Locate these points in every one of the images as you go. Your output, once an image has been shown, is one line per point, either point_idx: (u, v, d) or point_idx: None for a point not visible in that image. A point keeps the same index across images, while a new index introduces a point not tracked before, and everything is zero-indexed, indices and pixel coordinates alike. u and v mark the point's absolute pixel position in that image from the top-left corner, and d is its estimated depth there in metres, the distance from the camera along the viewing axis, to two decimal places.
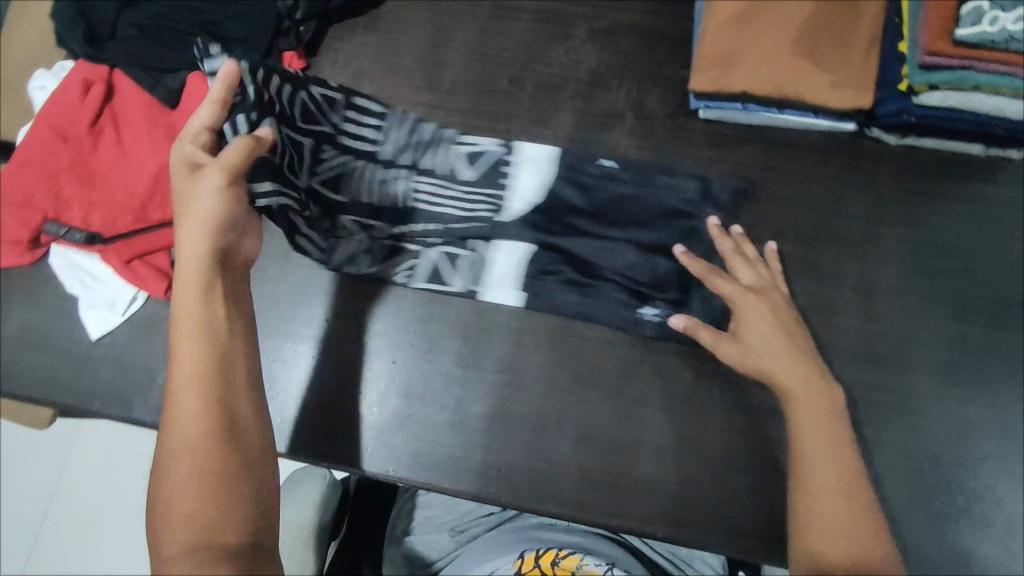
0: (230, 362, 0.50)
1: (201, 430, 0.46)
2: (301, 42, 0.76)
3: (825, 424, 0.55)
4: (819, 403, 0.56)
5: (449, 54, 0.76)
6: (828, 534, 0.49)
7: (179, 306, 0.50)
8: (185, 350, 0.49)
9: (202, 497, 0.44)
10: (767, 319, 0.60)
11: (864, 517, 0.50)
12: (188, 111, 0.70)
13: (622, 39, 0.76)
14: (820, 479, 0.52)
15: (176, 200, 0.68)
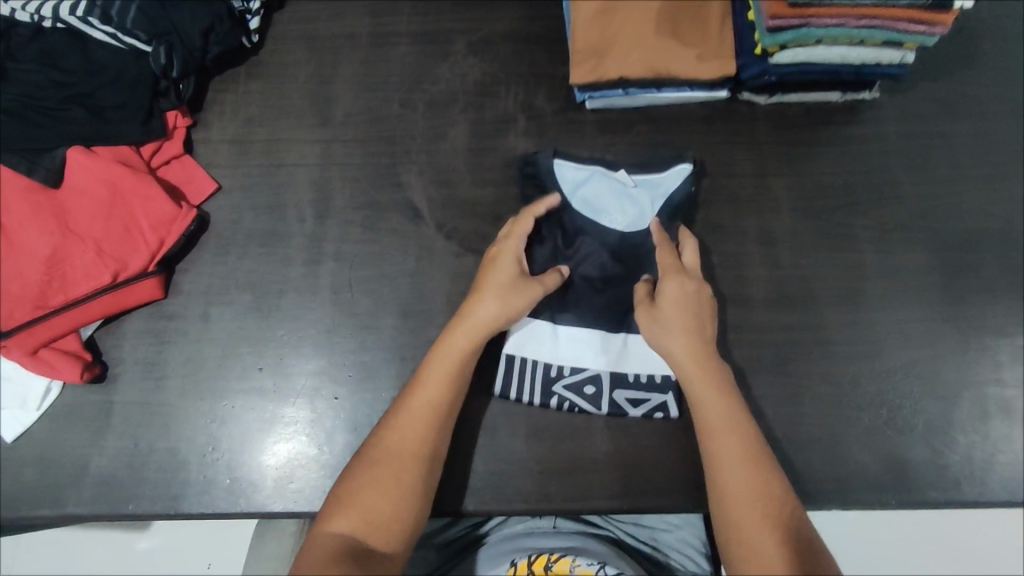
0: (452, 407, 0.60)
1: (415, 443, 0.57)
2: (181, 99, 0.74)
3: (720, 420, 0.58)
4: (721, 401, 0.59)
5: (336, 88, 0.77)
6: (732, 496, 0.55)
7: (446, 352, 0.61)
8: (437, 370, 0.60)
9: (384, 487, 0.55)
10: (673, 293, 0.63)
11: (772, 488, 0.55)
12: (76, 188, 0.68)
13: (501, 48, 0.79)
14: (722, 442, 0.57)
15: (78, 279, 0.66)
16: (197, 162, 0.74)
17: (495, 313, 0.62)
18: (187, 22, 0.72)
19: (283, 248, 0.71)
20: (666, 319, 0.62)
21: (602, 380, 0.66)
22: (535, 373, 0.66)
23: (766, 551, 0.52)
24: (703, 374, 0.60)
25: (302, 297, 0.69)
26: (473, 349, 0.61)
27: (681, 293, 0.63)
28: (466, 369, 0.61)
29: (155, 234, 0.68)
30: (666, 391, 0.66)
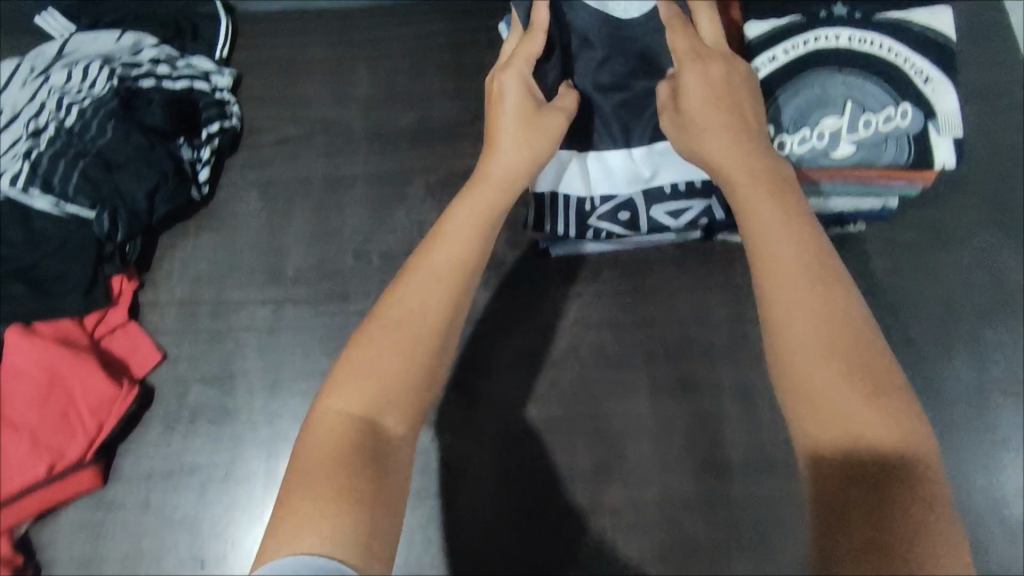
0: (445, 345, 0.47)
1: (400, 369, 0.45)
2: (128, 262, 0.71)
3: (856, 343, 0.41)
4: (863, 330, 0.41)
5: (288, 240, 0.74)
6: (793, 346, 0.41)
7: (434, 252, 0.50)
8: (383, 336, 0.46)
9: (362, 393, 0.44)
10: (723, 140, 0.52)
11: (881, 395, 0.39)
12: (13, 371, 0.65)
13: (460, 189, 0.76)
14: (793, 311, 0.42)
15: (10, 474, 0.62)
16: (142, 327, 0.71)
17: (501, 202, 0.54)
18: (132, 183, 0.70)
19: (230, 423, 0.67)
20: (696, 131, 0.53)
21: (637, 203, 0.65)
22: (567, 209, 0.65)
23: (857, 415, 0.39)
24: (842, 317, 0.42)
25: (250, 478, 0.66)
26: (472, 262, 0.50)
27: (722, 79, 0.54)
28: (473, 271, 0.50)
29: (94, 419, 0.65)
30: (708, 197, 0.65)
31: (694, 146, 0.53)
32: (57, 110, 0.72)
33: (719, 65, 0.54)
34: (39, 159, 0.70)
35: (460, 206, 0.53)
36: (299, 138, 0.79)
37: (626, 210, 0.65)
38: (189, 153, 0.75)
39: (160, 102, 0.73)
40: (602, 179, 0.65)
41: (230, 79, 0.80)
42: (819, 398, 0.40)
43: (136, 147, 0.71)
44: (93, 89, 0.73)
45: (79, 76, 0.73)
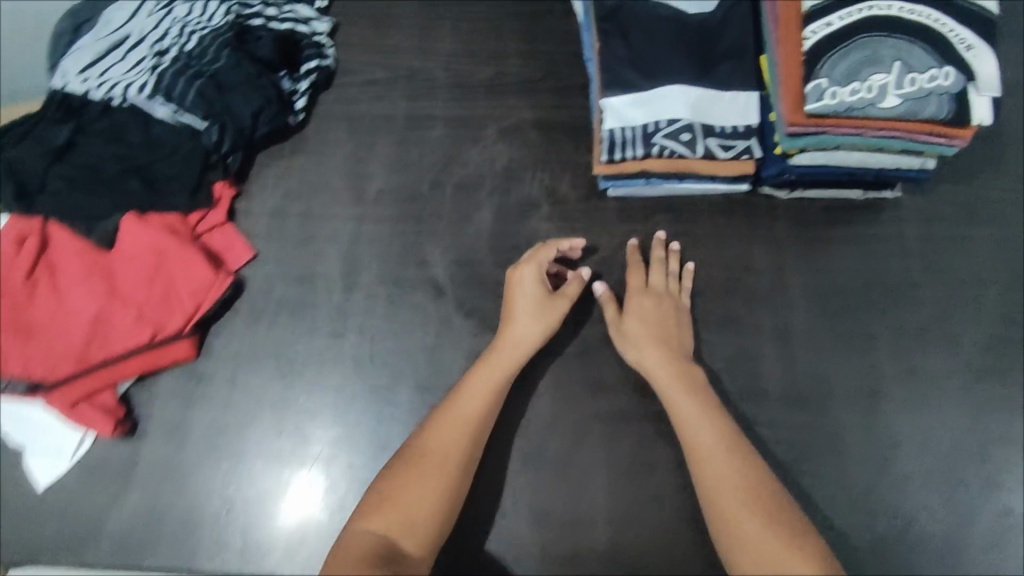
0: (464, 472, 0.61)
1: (435, 493, 0.59)
2: (228, 172, 0.80)
3: (750, 492, 0.58)
4: (756, 473, 0.59)
5: (372, 167, 0.82)
6: (728, 503, 0.58)
7: (467, 392, 0.64)
8: (437, 439, 0.62)
9: (405, 509, 0.58)
10: (640, 326, 0.69)
11: (776, 513, 0.57)
12: (126, 251, 0.74)
13: (529, 136, 0.84)
14: (718, 471, 0.59)
15: (118, 338, 0.71)
16: (238, 230, 0.79)
17: (528, 330, 0.67)
18: (240, 103, 0.79)
19: (310, 318, 0.74)
20: (628, 336, 0.69)
21: (696, 129, 0.73)
22: (634, 132, 0.74)
23: (758, 539, 0.55)
24: (749, 476, 0.59)
25: (323, 368, 0.72)
26: (463, 445, 0.62)
27: (661, 299, 0.71)
28: (483, 432, 0.64)
29: (192, 299, 0.73)
30: (750, 138, 0.73)
31: (629, 346, 0.68)
32: (181, 38, 0.81)
33: (653, 299, 0.71)
34: (164, 75, 0.78)
35: (463, 394, 0.64)
36: (385, 82, 0.87)
37: (687, 131, 0.73)
38: (289, 84, 0.84)
39: (269, 38, 0.82)
40: (667, 104, 0.74)
41: (329, 28, 0.88)
42: (734, 537, 0.56)
43: (246, 73, 0.79)
44: (212, 22, 0.82)
45: (202, 11, 0.83)
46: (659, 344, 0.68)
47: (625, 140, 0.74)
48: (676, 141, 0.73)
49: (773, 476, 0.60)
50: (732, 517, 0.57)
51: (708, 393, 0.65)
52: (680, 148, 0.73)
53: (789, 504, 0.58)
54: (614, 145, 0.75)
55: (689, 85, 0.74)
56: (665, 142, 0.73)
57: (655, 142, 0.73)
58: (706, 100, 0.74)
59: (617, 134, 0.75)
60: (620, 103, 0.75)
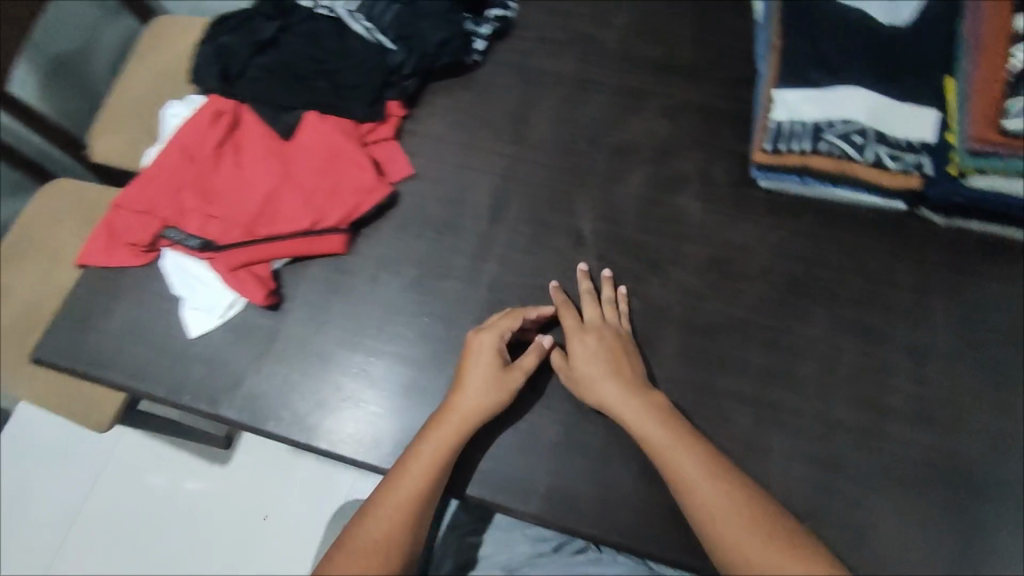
0: (415, 526, 0.62)
1: (377, 549, 0.60)
2: (404, 93, 0.84)
3: (725, 519, 0.59)
4: (724, 497, 0.60)
5: (535, 115, 0.86)
6: (726, 532, 0.59)
7: (402, 473, 0.64)
8: (367, 525, 0.61)
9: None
10: (601, 367, 0.68)
11: (778, 537, 0.58)
12: (304, 143, 0.80)
13: (689, 116, 0.85)
14: (704, 497, 0.60)
15: (284, 218, 0.76)
16: (402, 148, 0.84)
17: (483, 399, 0.66)
18: (428, 30, 0.84)
19: (456, 239, 0.78)
20: (590, 379, 0.68)
21: (868, 134, 0.73)
22: (802, 127, 0.75)
23: (765, 556, 0.57)
24: (715, 509, 0.60)
25: (461, 287, 0.76)
26: (418, 503, 0.63)
27: (603, 332, 0.71)
28: (444, 472, 0.64)
29: (354, 197, 0.77)
30: (923, 153, 0.72)
31: (588, 389, 0.68)
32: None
33: (595, 337, 0.70)
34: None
35: (410, 464, 0.64)
36: (560, 41, 0.91)
37: (859, 134, 0.73)
38: (472, 27, 0.88)
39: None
40: (843, 105, 0.75)
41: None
42: (734, 563, 0.58)
43: (439, 7, 0.85)
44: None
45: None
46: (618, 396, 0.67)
47: (791, 134, 0.76)
48: (845, 142, 0.73)
49: (762, 493, 0.62)
50: (720, 548, 0.59)
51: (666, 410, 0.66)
52: (847, 150, 0.74)
53: (760, 500, 0.61)
54: (779, 137, 0.76)
55: (870, 91, 0.74)
56: (833, 141, 0.74)
57: (822, 140, 0.74)
58: (884, 110, 0.74)
59: (783, 127, 0.76)
60: (794, 99, 0.77)
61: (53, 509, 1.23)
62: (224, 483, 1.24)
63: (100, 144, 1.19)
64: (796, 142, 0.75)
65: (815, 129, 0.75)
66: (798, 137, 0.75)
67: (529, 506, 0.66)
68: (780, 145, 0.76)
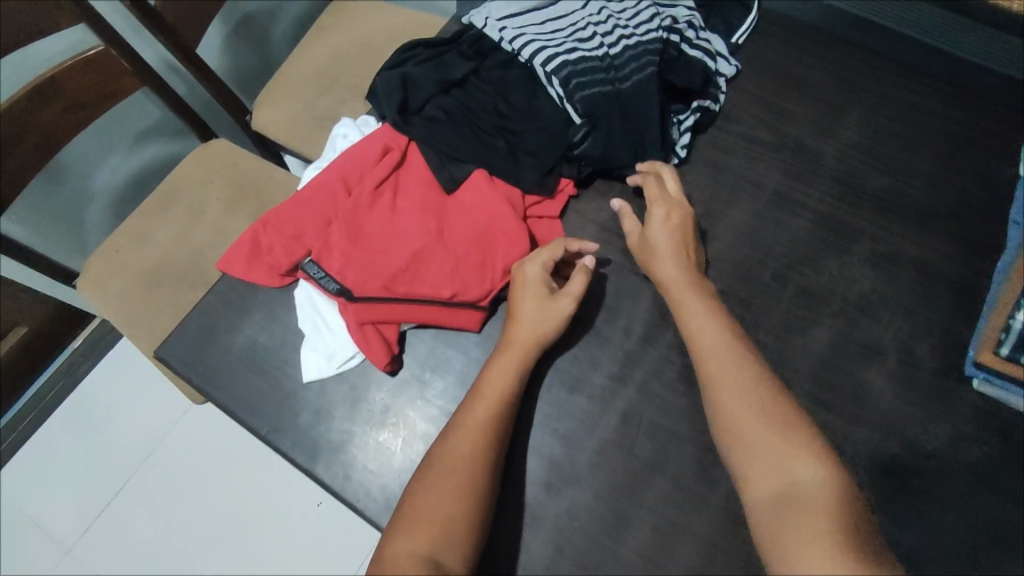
0: (489, 459, 0.61)
1: (451, 482, 0.59)
2: (581, 173, 0.76)
3: (761, 468, 0.56)
4: (745, 419, 0.58)
5: (720, 226, 0.75)
6: (766, 484, 0.55)
7: (462, 417, 0.63)
8: (439, 459, 0.61)
9: (432, 514, 0.58)
10: (668, 261, 0.68)
11: (824, 478, 0.54)
12: (464, 204, 0.74)
13: (903, 273, 0.72)
14: (744, 437, 0.58)
15: (425, 282, 0.71)
16: (563, 229, 0.77)
17: (539, 319, 0.67)
18: (631, 123, 0.75)
19: (598, 350, 0.72)
20: (654, 253, 0.70)
21: None
22: None
23: (810, 502, 0.53)
24: (739, 418, 0.59)
25: (592, 408, 0.70)
26: (490, 428, 0.62)
27: (679, 223, 0.70)
28: (516, 386, 0.65)
29: (502, 276, 0.72)
30: None
31: (652, 258, 0.70)
32: (604, 33, 0.79)
33: (664, 212, 0.70)
34: (579, 64, 0.76)
35: (479, 390, 0.65)
36: (767, 145, 0.80)
37: None
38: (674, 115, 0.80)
39: (676, 74, 0.80)
40: None
41: (729, 76, 0.83)
42: (767, 518, 0.54)
43: (652, 97, 0.75)
44: (638, 29, 0.79)
45: (630, 16, 0.80)
46: (696, 309, 0.66)
47: None
48: None
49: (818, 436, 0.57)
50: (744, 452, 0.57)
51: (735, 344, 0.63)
52: None
53: (793, 416, 0.58)
54: (1022, 342, 0.62)
55: None
56: None
57: None
58: None
59: None
60: None
61: (136, 441, 1.30)
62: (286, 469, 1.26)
63: (263, 116, 1.20)
64: None
65: None
66: None
67: None
68: (1018, 353, 0.62)
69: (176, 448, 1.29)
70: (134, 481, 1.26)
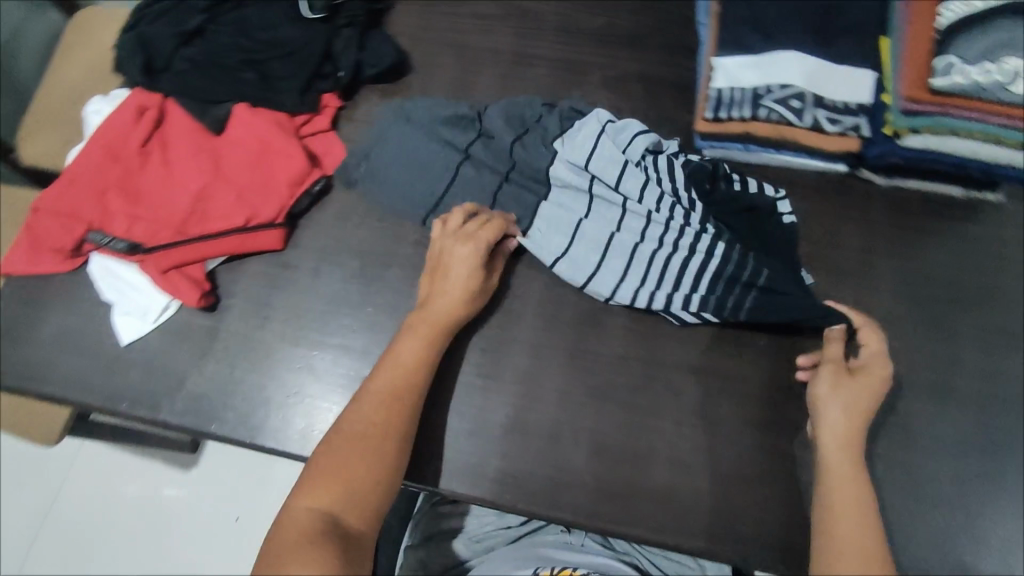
0: (402, 428, 0.61)
1: (359, 449, 0.59)
2: (338, 84, 0.81)
3: (848, 546, 0.55)
4: (844, 488, 0.58)
5: (474, 94, 0.83)
6: (837, 555, 0.55)
7: (376, 385, 0.62)
8: (349, 422, 0.60)
9: (335, 477, 0.57)
10: (860, 400, 0.62)
11: (873, 543, 0.55)
12: (234, 138, 0.77)
13: (633, 87, 0.84)
14: (841, 508, 0.57)
15: (216, 216, 0.73)
16: (340, 138, 0.82)
17: (456, 280, 0.67)
18: (772, 284, 0.67)
19: (398, 226, 0.77)
20: (840, 403, 0.61)
21: (807, 98, 0.72)
22: (738, 94, 0.74)
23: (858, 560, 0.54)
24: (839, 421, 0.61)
25: (406, 275, 0.74)
26: (404, 398, 0.62)
27: (870, 387, 0.62)
28: (428, 365, 0.64)
29: (289, 190, 0.75)
30: (860, 116, 0.72)
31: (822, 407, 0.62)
32: (683, 202, 0.72)
33: (841, 381, 0.62)
34: (689, 258, 0.70)
35: (392, 359, 0.64)
36: (499, 15, 0.88)
37: (797, 98, 0.72)
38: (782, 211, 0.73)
39: (693, 164, 0.73)
40: (780, 69, 0.73)
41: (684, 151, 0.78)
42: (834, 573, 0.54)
43: (786, 258, 0.70)
44: (650, 164, 0.74)
45: (633, 157, 0.74)
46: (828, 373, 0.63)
47: (726, 102, 0.74)
48: (784, 108, 0.72)
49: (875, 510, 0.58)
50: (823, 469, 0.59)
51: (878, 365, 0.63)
52: (786, 117, 0.72)
53: (858, 468, 0.59)
54: (716, 104, 0.74)
55: (807, 54, 0.73)
56: (770, 108, 0.72)
57: (759, 106, 0.73)
58: (823, 74, 0.73)
59: (717, 94, 0.74)
60: (728, 65, 0.75)
61: (15, 526, 1.20)
62: (185, 495, 1.21)
63: (29, 148, 1.13)
64: (731, 110, 0.74)
65: (753, 96, 0.73)
66: (734, 106, 0.73)
67: (477, 491, 0.64)
68: (717, 114, 0.74)
69: (62, 517, 1.21)
70: (26, 568, 1.17)
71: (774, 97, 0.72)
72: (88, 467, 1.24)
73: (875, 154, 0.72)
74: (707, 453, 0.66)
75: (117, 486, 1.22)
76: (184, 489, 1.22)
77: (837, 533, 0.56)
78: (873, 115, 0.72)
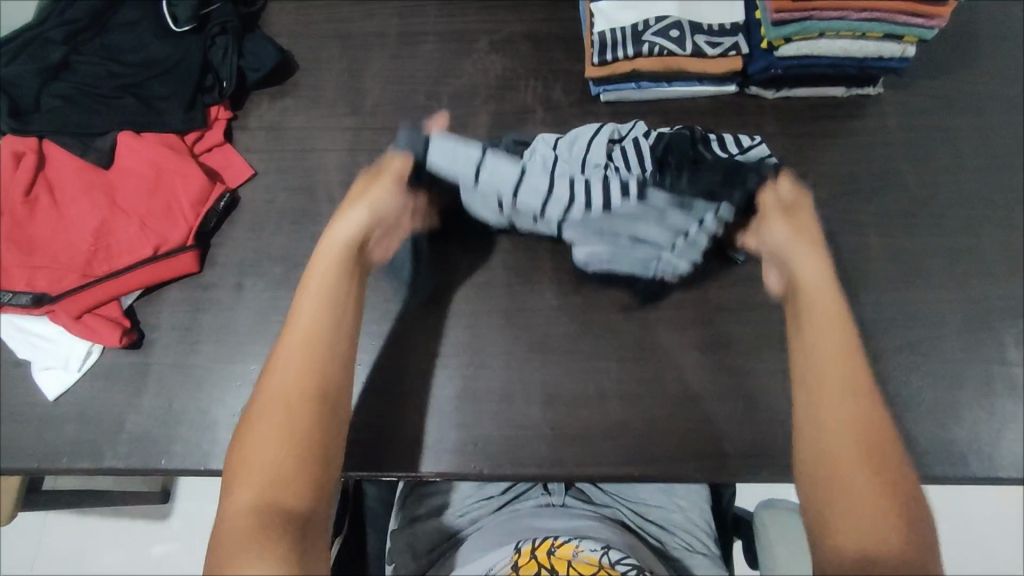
0: (313, 437, 0.53)
1: (269, 479, 0.51)
2: (224, 95, 0.79)
3: (848, 504, 0.50)
4: (841, 442, 0.53)
5: (366, 81, 0.82)
6: (834, 504, 0.51)
7: (271, 395, 0.55)
8: (250, 454, 0.52)
9: (250, 521, 0.49)
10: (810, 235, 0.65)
11: (874, 491, 0.51)
12: (125, 168, 0.73)
13: (522, 46, 0.84)
14: (837, 461, 0.53)
15: (122, 251, 0.70)
16: (238, 150, 0.79)
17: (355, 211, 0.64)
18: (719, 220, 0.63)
19: (313, 225, 0.75)
20: (800, 225, 0.65)
21: (684, 27, 0.76)
22: (621, 33, 0.75)
23: (859, 494, 0.51)
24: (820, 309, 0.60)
25: None
26: (306, 399, 0.54)
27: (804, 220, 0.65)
28: (326, 339, 0.58)
29: (193, 211, 0.73)
30: (735, 35, 0.76)
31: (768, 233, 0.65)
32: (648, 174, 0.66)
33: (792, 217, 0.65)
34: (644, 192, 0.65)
35: (280, 362, 0.56)
36: None
37: (675, 29, 0.75)
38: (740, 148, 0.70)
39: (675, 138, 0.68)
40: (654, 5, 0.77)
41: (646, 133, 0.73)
42: (833, 525, 0.50)
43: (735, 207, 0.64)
44: (614, 156, 0.69)
45: (597, 162, 0.68)
46: (780, 216, 0.64)
47: (612, 43, 0.75)
48: (666, 39, 0.75)
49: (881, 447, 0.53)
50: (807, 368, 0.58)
51: (812, 223, 0.66)
52: (669, 47, 0.75)
53: (853, 427, 0.54)
54: (602, 46, 0.76)
55: None
56: (653, 41, 0.75)
57: (643, 41, 0.75)
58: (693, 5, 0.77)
59: (601, 37, 0.76)
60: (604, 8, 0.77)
61: None
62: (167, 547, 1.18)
63: None
64: (618, 49, 0.75)
65: (634, 32, 0.75)
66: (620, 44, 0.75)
67: (441, 465, 0.65)
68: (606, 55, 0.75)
69: None
70: None
71: (654, 31, 0.75)
72: (57, 543, 1.18)
73: (760, 68, 0.75)
74: (654, 381, 0.68)
75: (92, 553, 1.18)
76: (166, 541, 1.18)
77: (829, 426, 0.54)
78: (746, 33, 0.77)
